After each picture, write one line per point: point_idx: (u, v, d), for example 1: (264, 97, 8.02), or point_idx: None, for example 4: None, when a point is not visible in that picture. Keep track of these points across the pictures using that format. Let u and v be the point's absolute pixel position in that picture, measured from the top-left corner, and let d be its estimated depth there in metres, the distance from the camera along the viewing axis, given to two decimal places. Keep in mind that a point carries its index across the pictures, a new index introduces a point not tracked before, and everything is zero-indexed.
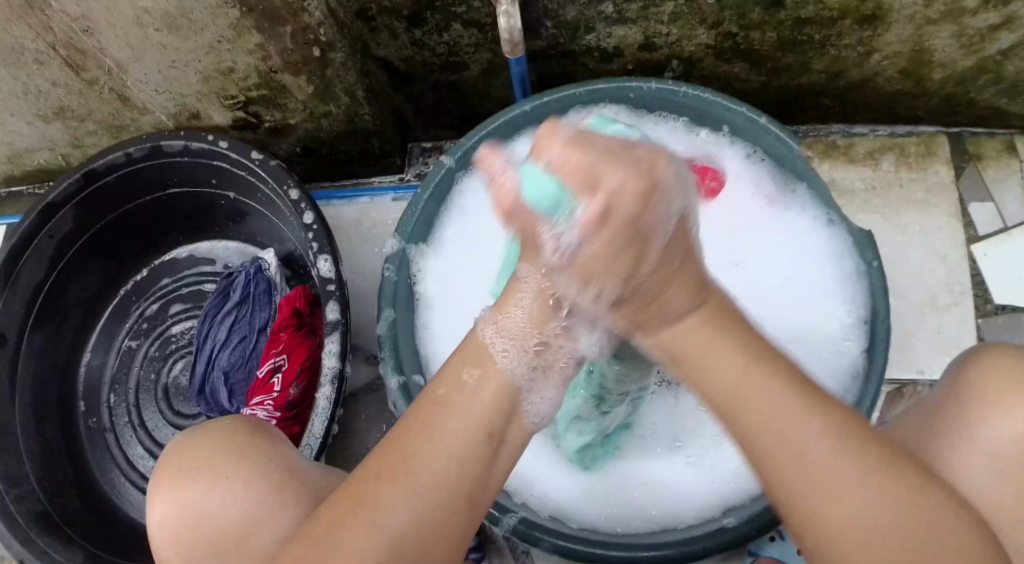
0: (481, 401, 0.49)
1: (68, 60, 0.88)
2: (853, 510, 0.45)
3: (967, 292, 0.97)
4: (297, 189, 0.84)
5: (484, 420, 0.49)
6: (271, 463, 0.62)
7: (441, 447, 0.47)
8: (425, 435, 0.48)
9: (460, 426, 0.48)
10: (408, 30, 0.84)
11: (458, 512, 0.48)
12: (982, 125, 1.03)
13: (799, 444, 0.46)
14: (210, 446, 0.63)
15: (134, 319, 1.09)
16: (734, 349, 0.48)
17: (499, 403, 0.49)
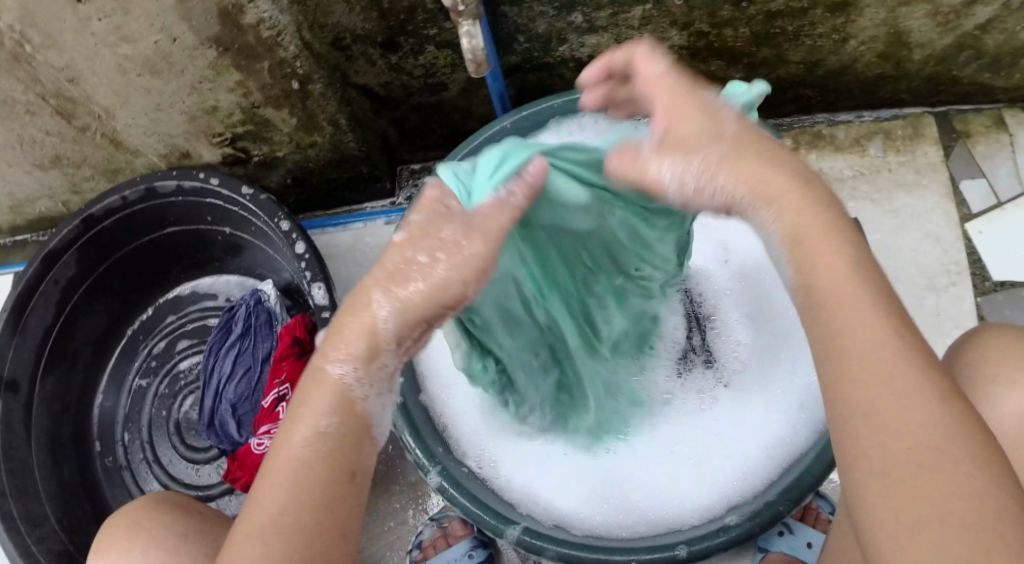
0: (315, 435, 0.48)
1: (59, 109, 0.90)
2: (908, 459, 0.39)
3: (964, 271, 0.97)
4: (288, 220, 0.85)
5: (325, 454, 0.48)
6: (168, 533, 0.71)
7: (289, 479, 0.47)
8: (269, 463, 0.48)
9: (303, 452, 0.47)
10: (384, 56, 0.86)
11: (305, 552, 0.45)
12: (968, 102, 1.02)
13: (891, 407, 0.40)
14: (121, 520, 0.73)
15: (142, 358, 1.10)
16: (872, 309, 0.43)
17: (334, 412, 0.48)
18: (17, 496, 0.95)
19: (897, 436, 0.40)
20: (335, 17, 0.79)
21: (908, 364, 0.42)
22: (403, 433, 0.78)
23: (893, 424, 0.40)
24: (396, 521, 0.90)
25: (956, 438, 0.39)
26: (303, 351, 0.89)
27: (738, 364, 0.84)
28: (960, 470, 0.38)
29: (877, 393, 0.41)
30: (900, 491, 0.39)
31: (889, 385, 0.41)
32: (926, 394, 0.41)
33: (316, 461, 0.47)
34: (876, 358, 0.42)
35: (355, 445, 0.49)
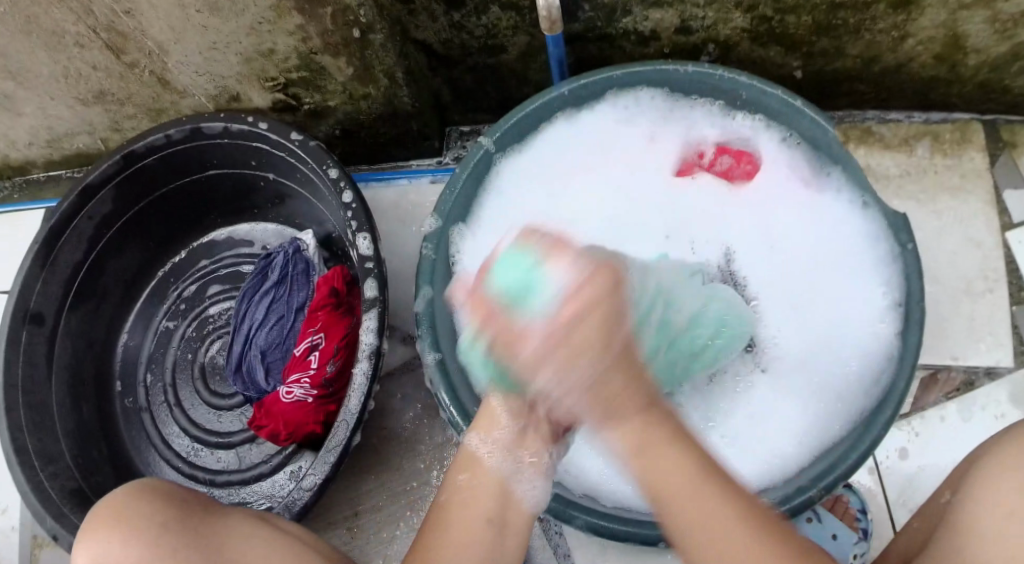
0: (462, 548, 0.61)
1: (110, 43, 0.90)
2: (706, 534, 0.55)
3: (1002, 279, 0.97)
4: (336, 169, 0.85)
5: (470, 544, 0.61)
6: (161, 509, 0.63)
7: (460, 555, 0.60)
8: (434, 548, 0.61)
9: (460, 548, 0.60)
10: (447, 13, 0.85)
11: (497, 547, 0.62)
12: (1016, 114, 1.02)
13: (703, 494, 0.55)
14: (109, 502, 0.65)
15: (173, 300, 1.10)
16: (676, 461, 0.56)
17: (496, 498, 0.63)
18: (34, 433, 0.95)
19: (707, 532, 0.55)
20: None
21: (696, 492, 0.55)
22: (439, 389, 0.77)
23: (711, 525, 0.55)
24: (419, 482, 0.90)
25: (698, 464, 0.57)
26: (340, 302, 0.89)
27: (779, 351, 0.84)
28: (740, 525, 0.55)
29: (664, 462, 0.56)
30: (712, 524, 0.55)
31: (671, 468, 0.56)
32: (694, 455, 0.57)
33: (486, 493, 0.63)
34: (677, 490, 0.55)
35: (503, 503, 0.64)
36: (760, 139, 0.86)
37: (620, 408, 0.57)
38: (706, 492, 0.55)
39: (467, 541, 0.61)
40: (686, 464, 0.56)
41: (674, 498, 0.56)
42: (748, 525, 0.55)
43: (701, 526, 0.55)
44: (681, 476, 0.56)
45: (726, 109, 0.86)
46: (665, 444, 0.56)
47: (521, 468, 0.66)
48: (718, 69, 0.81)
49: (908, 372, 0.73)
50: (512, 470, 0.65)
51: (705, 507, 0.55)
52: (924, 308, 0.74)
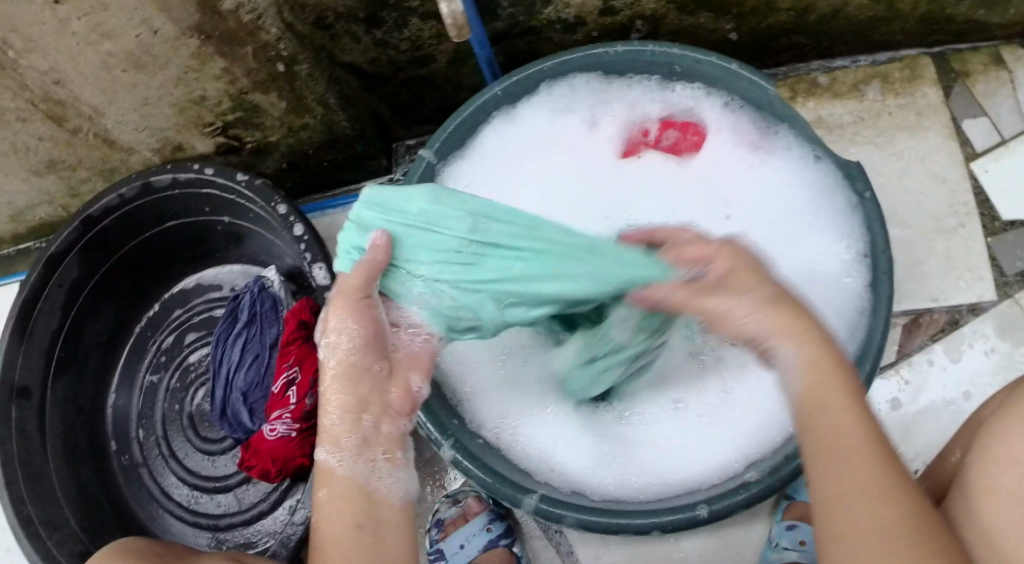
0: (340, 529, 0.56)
1: (49, 113, 0.90)
2: (850, 510, 0.49)
3: (973, 211, 0.95)
4: (285, 203, 0.85)
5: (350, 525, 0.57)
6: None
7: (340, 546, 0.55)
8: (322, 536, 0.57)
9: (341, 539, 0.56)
10: (368, 32, 0.85)
11: (377, 538, 0.56)
12: (965, 42, 1.00)
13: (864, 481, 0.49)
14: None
15: (152, 354, 1.10)
16: (850, 416, 0.52)
17: (358, 497, 0.58)
18: (36, 501, 0.95)
19: (861, 487, 0.49)
20: None
21: (878, 468, 0.50)
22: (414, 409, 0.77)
23: (865, 467, 0.50)
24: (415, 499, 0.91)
25: (882, 456, 0.51)
26: (310, 333, 0.89)
27: None
28: (894, 529, 0.47)
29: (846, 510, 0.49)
30: (864, 504, 0.49)
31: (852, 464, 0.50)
32: (877, 476, 0.49)
33: (347, 502, 0.58)
34: (846, 435, 0.51)
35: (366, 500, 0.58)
36: (702, 108, 0.85)
37: (821, 409, 0.53)
38: (889, 472, 0.49)
39: (359, 517, 0.57)
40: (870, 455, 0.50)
41: (820, 476, 0.51)
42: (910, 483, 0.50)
43: (868, 492, 0.49)
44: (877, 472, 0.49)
45: (663, 83, 0.85)
46: (830, 410, 0.53)
47: (376, 466, 0.59)
48: (648, 45, 0.81)
49: (882, 323, 0.73)
50: (367, 471, 0.59)
51: (870, 491, 0.49)
52: (890, 256, 0.75)
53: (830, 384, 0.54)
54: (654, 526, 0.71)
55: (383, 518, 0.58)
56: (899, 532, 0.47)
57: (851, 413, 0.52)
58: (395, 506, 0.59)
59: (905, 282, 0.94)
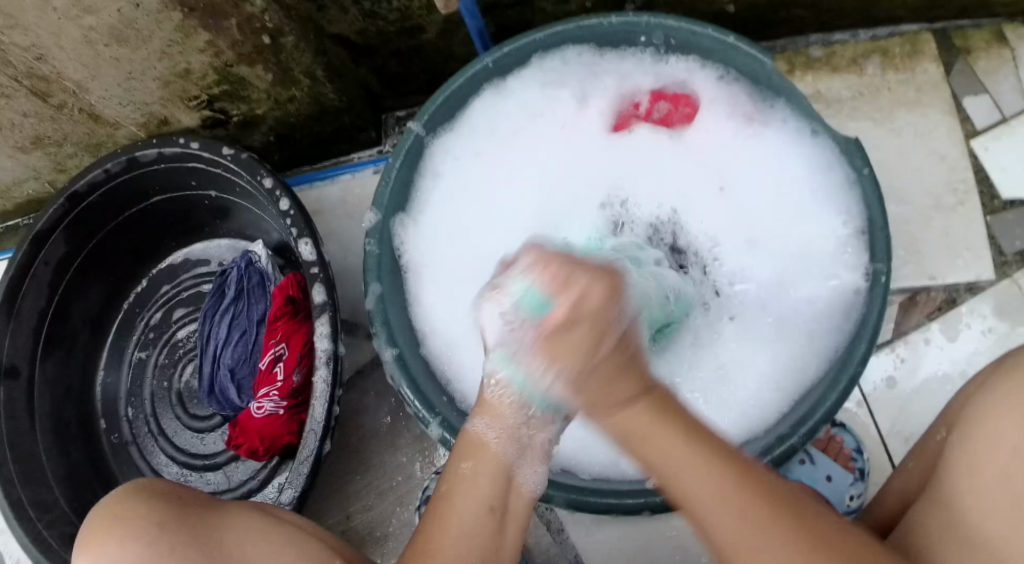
0: (477, 510, 0.55)
1: (34, 88, 0.88)
2: (717, 523, 0.49)
3: (972, 189, 0.94)
4: (270, 177, 0.83)
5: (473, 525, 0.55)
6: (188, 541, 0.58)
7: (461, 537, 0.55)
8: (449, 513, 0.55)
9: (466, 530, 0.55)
10: (356, 3, 0.84)
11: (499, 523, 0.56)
12: (966, 18, 0.98)
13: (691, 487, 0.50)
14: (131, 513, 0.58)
15: (140, 331, 1.09)
16: (674, 431, 0.51)
17: (492, 479, 0.56)
18: (25, 485, 0.93)
19: (701, 494, 0.50)
20: None
21: (693, 448, 0.50)
22: (401, 385, 0.75)
23: (702, 466, 0.50)
24: (404, 476, 0.89)
25: (708, 439, 0.51)
26: (297, 309, 0.88)
27: (746, 298, 0.81)
28: (746, 512, 0.49)
29: (692, 487, 0.50)
30: (709, 492, 0.49)
31: (687, 448, 0.50)
32: (710, 464, 0.50)
33: (488, 482, 0.56)
34: (687, 453, 0.50)
35: (499, 486, 0.56)
36: (696, 80, 0.83)
37: (650, 436, 0.51)
38: (707, 458, 0.50)
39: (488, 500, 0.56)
40: (653, 414, 0.51)
41: (674, 479, 0.51)
42: (732, 462, 0.50)
43: (717, 496, 0.49)
44: (704, 472, 0.49)
45: (657, 55, 0.83)
46: (672, 429, 0.51)
47: (525, 454, 0.57)
48: (643, 16, 0.79)
49: (880, 298, 0.70)
50: (514, 455, 0.57)
51: (719, 495, 0.49)
52: (888, 234, 0.72)
53: (653, 434, 0.50)
54: (643, 506, 0.69)
55: (513, 504, 0.58)
56: (741, 515, 0.49)
57: (682, 437, 0.50)
58: (526, 499, 0.58)
59: (902, 261, 0.93)
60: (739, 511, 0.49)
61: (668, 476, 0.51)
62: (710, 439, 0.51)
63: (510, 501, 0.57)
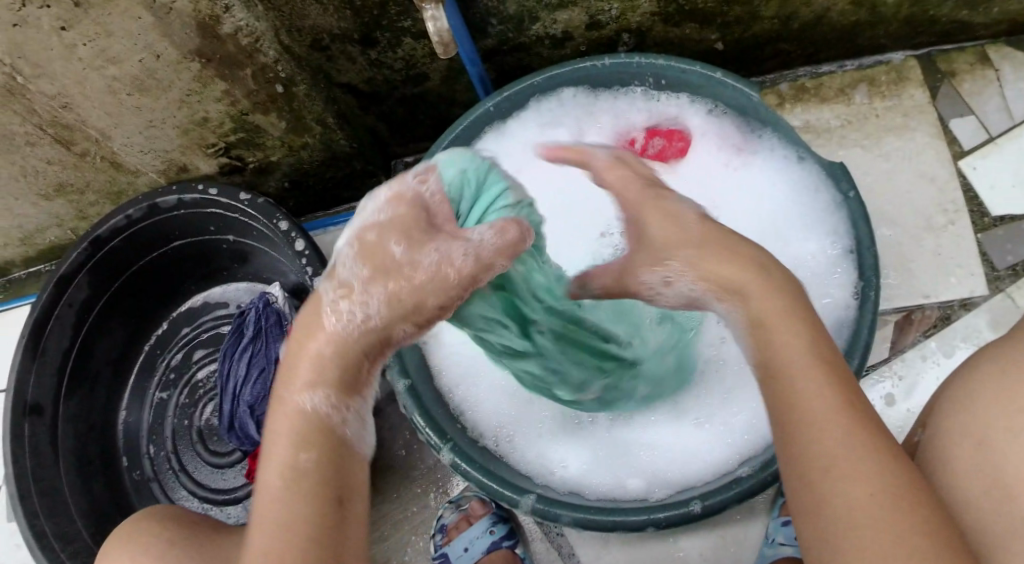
0: (296, 482, 0.53)
1: (58, 136, 0.92)
2: (866, 547, 0.44)
3: (961, 209, 0.97)
4: (286, 219, 0.88)
5: (304, 498, 0.53)
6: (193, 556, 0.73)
7: (286, 521, 0.52)
8: (265, 516, 0.53)
9: (291, 517, 0.52)
10: (364, 52, 0.88)
11: (325, 504, 0.53)
12: (950, 42, 1.02)
13: (875, 473, 0.47)
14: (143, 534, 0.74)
15: (162, 371, 1.13)
16: (805, 353, 0.52)
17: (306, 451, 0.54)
18: (48, 516, 0.97)
19: (856, 511, 0.45)
20: (310, 19, 0.82)
21: (840, 434, 0.48)
22: (413, 414, 0.79)
23: (867, 467, 0.47)
24: (419, 506, 0.93)
25: (860, 431, 0.48)
26: None
27: None
28: (894, 526, 0.45)
29: (833, 491, 0.47)
30: (859, 505, 0.46)
31: (836, 448, 0.48)
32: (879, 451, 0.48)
33: (309, 454, 0.54)
34: (836, 433, 0.48)
35: (328, 462, 0.55)
36: (687, 115, 0.87)
37: (782, 386, 0.52)
38: (863, 462, 0.47)
39: (303, 482, 0.53)
40: (832, 414, 0.49)
41: (820, 474, 0.48)
42: (886, 458, 0.48)
43: (861, 514, 0.45)
44: (858, 483, 0.46)
45: (649, 93, 0.87)
46: (783, 338, 0.53)
47: (355, 417, 0.57)
48: (635, 57, 0.82)
49: (870, 317, 0.73)
50: (353, 429, 0.57)
51: (887, 520, 0.45)
52: (875, 253, 0.75)
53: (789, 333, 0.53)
54: (647, 523, 0.72)
55: (354, 487, 0.56)
56: (899, 546, 0.44)
57: (838, 409, 0.49)
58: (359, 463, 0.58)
59: (896, 280, 0.96)
60: (880, 527, 0.45)
61: (827, 523, 0.46)
62: (852, 400, 0.50)
63: (352, 479, 0.56)
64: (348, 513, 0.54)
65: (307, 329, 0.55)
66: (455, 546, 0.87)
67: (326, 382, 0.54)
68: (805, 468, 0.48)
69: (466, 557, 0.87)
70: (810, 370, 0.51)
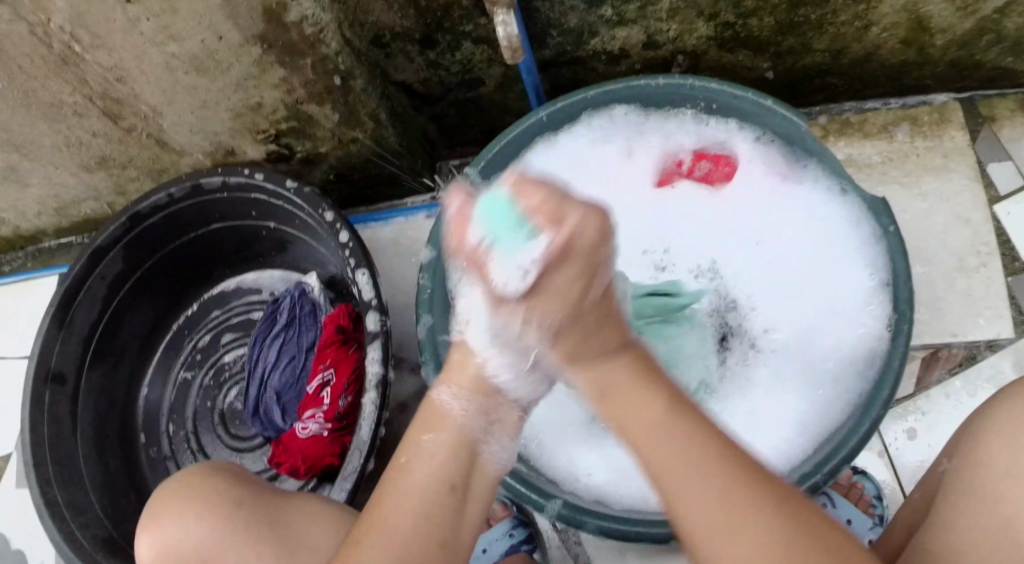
0: (438, 471, 0.58)
1: (106, 110, 0.94)
2: (741, 548, 0.50)
3: (994, 252, 0.98)
4: (332, 211, 0.89)
5: (449, 476, 0.58)
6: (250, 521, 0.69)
7: (411, 505, 0.56)
8: (391, 514, 0.56)
9: (429, 480, 0.58)
10: (422, 52, 0.90)
11: (452, 505, 0.57)
12: (993, 87, 1.03)
13: (722, 509, 0.51)
14: (202, 491, 0.71)
15: (188, 352, 1.14)
16: (707, 455, 0.53)
17: (454, 459, 0.59)
18: (62, 484, 0.98)
19: (736, 533, 0.50)
20: (375, 15, 0.84)
21: (743, 487, 0.51)
22: None
23: (710, 482, 0.52)
24: None
25: (738, 475, 0.52)
26: (347, 338, 0.92)
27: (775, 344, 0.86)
28: (769, 549, 0.49)
29: (698, 508, 0.51)
30: (734, 528, 0.50)
31: (711, 503, 0.51)
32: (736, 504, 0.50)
33: (451, 450, 0.59)
34: (715, 493, 0.51)
35: (453, 455, 0.59)
36: (735, 141, 0.88)
37: (672, 470, 0.53)
38: (750, 509, 0.50)
39: (450, 485, 0.58)
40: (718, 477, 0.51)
41: (699, 520, 0.51)
42: (765, 496, 0.51)
43: (728, 516, 0.50)
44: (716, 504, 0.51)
45: (699, 117, 0.88)
46: (740, 478, 0.52)
47: (492, 428, 0.62)
48: (689, 80, 0.84)
49: (901, 351, 0.74)
50: (481, 431, 0.61)
51: (749, 515, 0.50)
52: (910, 287, 0.76)
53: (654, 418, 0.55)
54: (672, 535, 0.73)
55: (473, 494, 0.60)
56: (763, 550, 0.49)
57: (721, 466, 0.52)
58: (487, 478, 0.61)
59: (925, 317, 0.97)
60: (755, 546, 0.49)
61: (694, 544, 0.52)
62: (727, 454, 0.53)
63: (472, 486, 0.60)
64: (466, 504, 0.59)
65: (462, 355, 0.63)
66: (473, 544, 0.88)
67: (463, 386, 0.61)
68: (670, 493, 0.53)
69: (483, 557, 0.87)
70: (677, 454, 0.53)
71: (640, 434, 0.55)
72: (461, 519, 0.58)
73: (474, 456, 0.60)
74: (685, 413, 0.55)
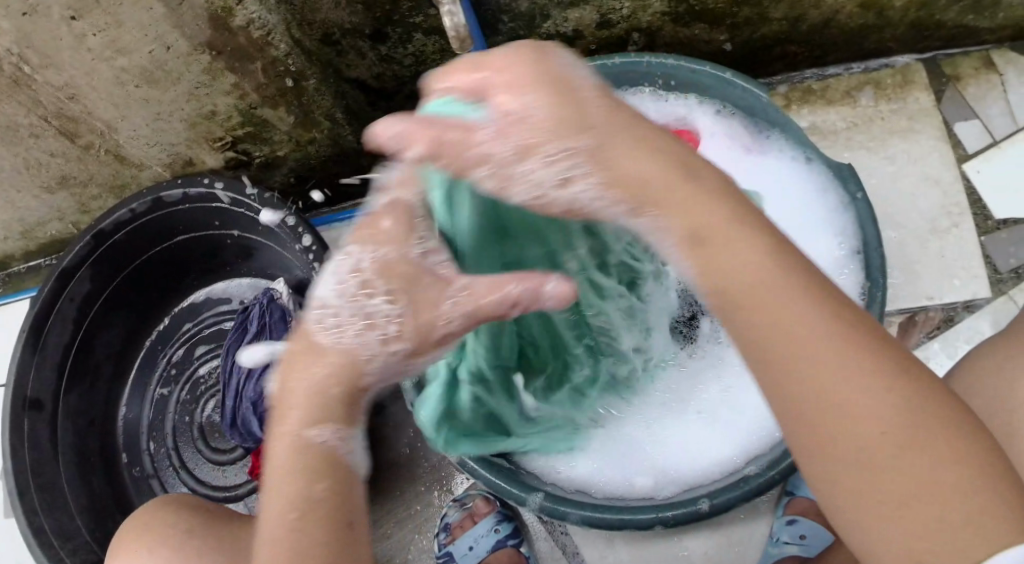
0: (298, 478, 0.53)
1: (62, 129, 0.92)
2: (872, 432, 0.45)
3: (966, 212, 0.97)
4: (293, 215, 0.87)
5: (323, 499, 0.53)
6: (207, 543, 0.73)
7: (294, 502, 0.53)
8: (276, 488, 0.54)
9: (321, 495, 0.53)
10: (373, 47, 0.88)
11: (340, 519, 0.53)
12: (956, 46, 1.02)
13: (835, 396, 0.46)
14: (161, 520, 0.74)
15: (162, 367, 1.13)
16: (756, 243, 0.49)
17: (309, 470, 0.53)
18: (48, 511, 0.96)
19: (866, 422, 0.45)
20: (322, 13, 0.82)
21: (836, 330, 0.47)
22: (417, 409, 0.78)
23: (843, 365, 0.46)
24: (423, 504, 0.93)
25: (824, 311, 0.47)
26: None
27: None
28: (893, 422, 0.45)
29: (822, 367, 0.46)
30: (854, 383, 0.45)
31: (821, 364, 0.46)
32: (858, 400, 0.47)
33: (331, 482, 0.54)
34: (813, 332, 0.47)
35: (315, 477, 0.53)
36: (695, 115, 0.88)
37: (771, 301, 0.48)
38: (850, 346, 0.46)
39: (317, 480, 0.53)
40: (812, 310, 0.47)
41: (804, 362, 0.46)
42: (880, 347, 0.47)
43: (816, 390, 0.46)
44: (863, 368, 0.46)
45: (658, 93, 0.87)
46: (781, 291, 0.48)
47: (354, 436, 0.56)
48: (645, 57, 0.82)
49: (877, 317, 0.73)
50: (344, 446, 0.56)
51: (885, 404, 0.45)
52: (882, 253, 0.76)
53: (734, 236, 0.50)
54: (655, 520, 0.72)
55: (354, 506, 0.55)
56: (882, 433, 0.45)
57: (796, 289, 0.48)
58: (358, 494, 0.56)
59: (901, 281, 0.96)
60: (878, 410, 0.45)
61: (817, 391, 0.46)
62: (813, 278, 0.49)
63: (350, 499, 0.55)
64: (359, 527, 0.54)
65: (288, 364, 0.57)
66: (460, 543, 0.88)
67: (315, 405, 0.54)
68: (808, 371, 0.46)
69: (471, 555, 0.88)
70: (756, 291, 0.48)
71: (728, 269, 0.49)
72: (358, 546, 0.54)
73: (349, 471, 0.55)
74: (769, 229, 0.51)
